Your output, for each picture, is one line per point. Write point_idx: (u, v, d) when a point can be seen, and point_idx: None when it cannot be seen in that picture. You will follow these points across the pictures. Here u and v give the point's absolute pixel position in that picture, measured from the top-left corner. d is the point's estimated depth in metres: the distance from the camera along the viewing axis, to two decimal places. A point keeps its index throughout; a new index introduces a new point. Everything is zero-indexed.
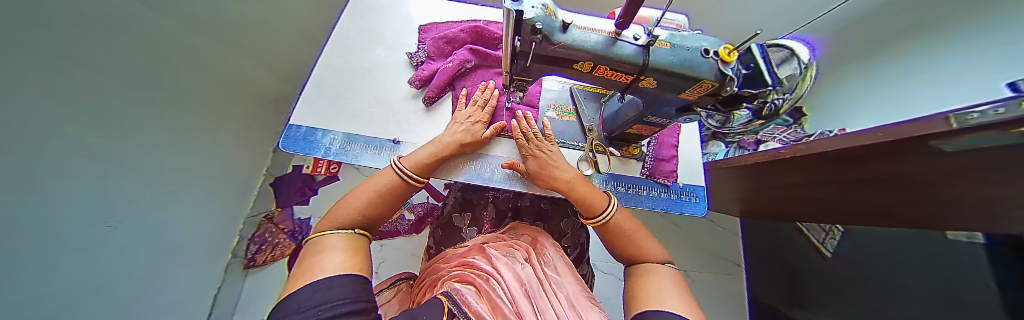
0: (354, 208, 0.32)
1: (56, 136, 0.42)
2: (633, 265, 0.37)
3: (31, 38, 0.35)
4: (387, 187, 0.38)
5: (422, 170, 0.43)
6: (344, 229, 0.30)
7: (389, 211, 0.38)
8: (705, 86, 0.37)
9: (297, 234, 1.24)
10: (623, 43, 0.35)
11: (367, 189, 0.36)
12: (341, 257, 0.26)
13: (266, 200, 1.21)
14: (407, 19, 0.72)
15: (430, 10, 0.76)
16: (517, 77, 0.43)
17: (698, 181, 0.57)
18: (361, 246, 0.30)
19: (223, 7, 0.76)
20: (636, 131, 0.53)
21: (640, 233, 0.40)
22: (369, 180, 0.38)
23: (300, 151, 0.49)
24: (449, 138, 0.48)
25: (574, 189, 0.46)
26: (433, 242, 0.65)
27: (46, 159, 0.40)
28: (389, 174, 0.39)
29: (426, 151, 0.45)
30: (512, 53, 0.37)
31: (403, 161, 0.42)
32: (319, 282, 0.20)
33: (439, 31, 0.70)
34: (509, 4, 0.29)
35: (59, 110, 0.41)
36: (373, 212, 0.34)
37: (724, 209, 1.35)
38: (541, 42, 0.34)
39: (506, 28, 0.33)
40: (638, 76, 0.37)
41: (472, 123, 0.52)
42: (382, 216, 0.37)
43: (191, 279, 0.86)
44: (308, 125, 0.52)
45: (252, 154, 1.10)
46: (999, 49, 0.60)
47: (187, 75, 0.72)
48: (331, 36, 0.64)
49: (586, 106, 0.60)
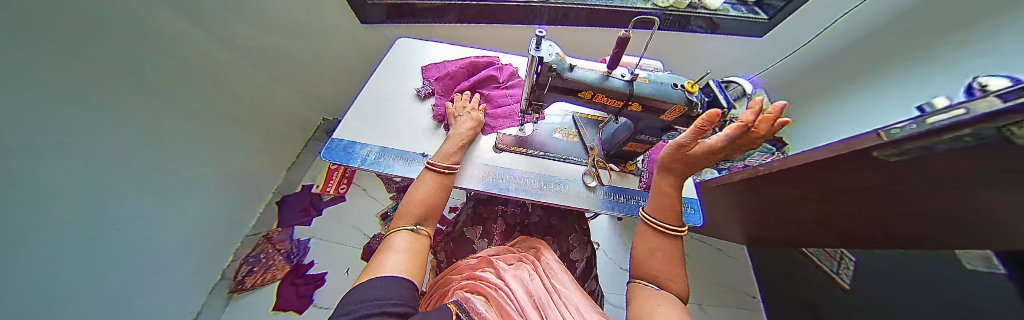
0: (418, 206, 0.42)
1: (43, 133, 0.44)
2: (652, 281, 0.36)
3: (42, 54, 0.40)
4: (438, 181, 0.48)
5: (453, 162, 0.52)
6: (411, 226, 0.40)
7: (439, 208, 0.46)
8: (677, 109, 0.47)
9: (293, 256, 1.19)
10: (612, 80, 0.45)
11: (423, 187, 0.46)
12: (400, 257, 0.34)
13: (270, 218, 1.25)
14: (419, 61, 0.84)
15: (429, 53, 0.86)
16: (533, 102, 0.51)
17: (692, 194, 0.63)
18: (416, 247, 0.37)
19: (248, 40, 0.88)
20: (631, 149, 0.59)
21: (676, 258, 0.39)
22: (421, 180, 0.47)
23: (338, 161, 0.55)
24: (463, 130, 0.57)
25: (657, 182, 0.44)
26: (443, 256, 0.66)
27: (24, 162, 0.41)
28: (430, 174, 0.48)
29: (452, 145, 0.54)
30: (531, 86, 0.47)
31: (434, 157, 0.51)
32: (378, 282, 0.27)
33: (440, 70, 0.79)
34: (533, 52, 0.40)
35: (51, 110, 0.44)
36: (428, 208, 0.43)
37: (729, 235, 1.35)
38: (555, 77, 0.44)
39: (527, 68, 0.43)
40: (627, 101, 0.46)
41: (469, 111, 0.61)
42: (438, 207, 0.45)
43: (163, 301, 0.82)
44: (348, 139, 0.60)
45: (249, 172, 1.13)
46: (935, 85, 0.68)
47: (189, 90, 0.77)
48: (375, 72, 0.77)
49: (587, 130, 0.66)
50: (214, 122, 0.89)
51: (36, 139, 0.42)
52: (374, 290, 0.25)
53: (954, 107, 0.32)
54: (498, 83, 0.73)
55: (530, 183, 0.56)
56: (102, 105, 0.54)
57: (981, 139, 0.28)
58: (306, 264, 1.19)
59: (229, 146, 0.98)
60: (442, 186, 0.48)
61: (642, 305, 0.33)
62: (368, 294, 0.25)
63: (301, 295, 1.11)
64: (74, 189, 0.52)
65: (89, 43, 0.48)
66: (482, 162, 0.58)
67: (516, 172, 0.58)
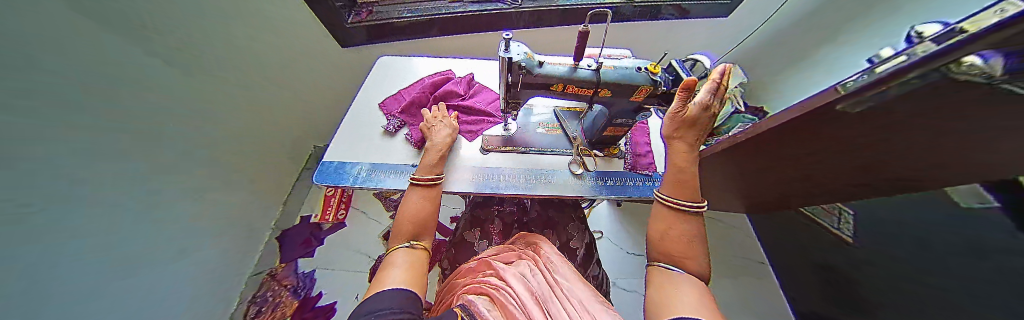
0: (409, 223, 0.43)
1: (42, 206, 0.44)
2: (665, 262, 0.37)
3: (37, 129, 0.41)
4: (426, 194, 0.48)
5: (434, 174, 0.52)
6: (408, 243, 0.41)
7: (432, 221, 0.46)
8: (644, 89, 0.48)
9: (299, 290, 1.18)
10: (581, 72, 0.46)
11: (412, 204, 0.46)
12: (401, 273, 0.35)
13: (271, 255, 1.23)
14: (381, 88, 0.80)
15: (383, 82, 0.82)
16: (510, 101, 0.51)
17: None
18: (416, 260, 0.39)
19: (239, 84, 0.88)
20: (612, 133, 0.59)
21: (691, 237, 0.38)
22: (413, 196, 0.47)
23: (330, 182, 0.57)
24: (442, 141, 0.56)
25: (671, 155, 0.44)
26: (447, 263, 0.68)
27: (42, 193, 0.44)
28: (415, 191, 0.48)
29: (432, 157, 0.53)
30: (505, 84, 0.48)
31: (418, 172, 0.51)
32: (381, 294, 0.28)
33: (399, 103, 0.74)
34: (502, 54, 0.43)
35: (48, 182, 0.45)
36: (420, 222, 0.44)
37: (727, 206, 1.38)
38: (526, 74, 0.45)
39: (499, 68, 0.45)
40: (596, 89, 0.47)
41: (443, 121, 0.60)
42: (431, 219, 0.46)
43: None
44: (338, 160, 0.61)
45: (248, 213, 1.12)
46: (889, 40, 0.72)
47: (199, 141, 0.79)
48: (359, 91, 0.78)
49: (569, 122, 0.68)
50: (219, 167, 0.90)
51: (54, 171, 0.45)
52: (376, 303, 0.27)
53: (897, 53, 0.32)
54: (463, 92, 0.74)
55: (520, 178, 0.58)
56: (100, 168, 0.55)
57: (928, 80, 0.27)
58: (314, 296, 1.17)
59: (230, 189, 0.98)
60: (430, 195, 0.48)
61: (659, 289, 0.34)
62: (373, 306, 0.26)
63: None
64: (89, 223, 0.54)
65: (92, 104, 0.50)
66: (475, 166, 0.60)
67: (505, 170, 0.60)
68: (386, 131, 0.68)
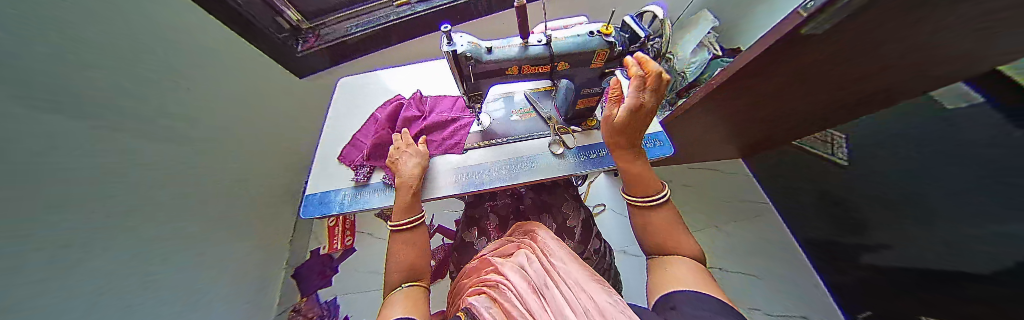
0: (399, 269, 0.42)
1: (119, 274, 0.48)
2: (659, 255, 0.35)
3: (102, 201, 0.45)
4: (409, 238, 0.46)
5: (411, 213, 0.48)
6: (405, 285, 0.41)
7: (422, 257, 0.45)
8: (602, 54, 0.43)
9: (327, 317, 1.21)
10: (533, 49, 0.39)
11: (396, 249, 0.45)
12: (400, 308, 0.35)
13: (291, 292, 1.22)
14: (340, 131, 0.72)
15: (337, 127, 0.73)
16: (472, 94, 0.47)
17: (656, 128, 0.60)
18: (416, 297, 0.38)
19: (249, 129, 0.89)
20: (584, 106, 0.55)
21: (671, 223, 0.38)
22: (393, 249, 0.45)
23: (319, 213, 0.56)
24: (411, 173, 0.51)
25: (625, 167, 0.43)
26: (453, 265, 0.69)
27: (121, 255, 0.49)
28: (397, 237, 0.46)
29: (405, 195, 0.49)
30: (460, 79, 0.43)
31: (395, 217, 0.48)
32: None
33: (361, 148, 0.66)
34: (444, 49, 0.38)
35: (122, 249, 0.49)
36: (410, 264, 0.43)
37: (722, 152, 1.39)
38: (476, 63, 0.40)
39: (449, 67, 0.41)
40: (552, 64, 0.41)
41: (407, 149, 0.54)
42: (420, 258, 0.45)
43: None
44: (321, 190, 0.60)
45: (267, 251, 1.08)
46: None
47: (229, 193, 0.83)
48: (328, 115, 0.76)
49: (541, 103, 0.67)
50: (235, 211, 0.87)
51: (126, 232, 0.50)
52: None
53: None
54: (417, 113, 0.67)
55: (503, 170, 0.57)
56: (160, 228, 0.58)
57: None
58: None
59: (252, 231, 0.97)
60: (407, 245, 0.45)
61: (658, 277, 0.31)
62: None
63: None
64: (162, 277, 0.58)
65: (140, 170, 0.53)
66: (455, 167, 0.59)
67: (488, 165, 0.58)
68: (359, 182, 0.61)
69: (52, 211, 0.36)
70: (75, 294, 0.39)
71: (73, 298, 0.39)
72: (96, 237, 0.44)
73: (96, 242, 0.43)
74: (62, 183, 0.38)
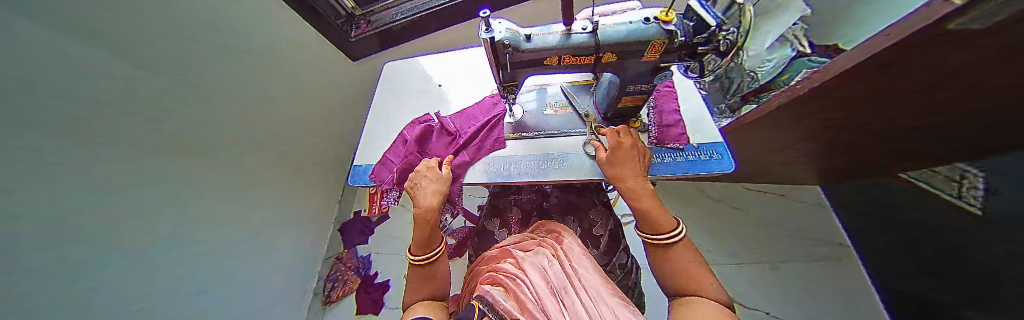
0: (416, 296, 0.38)
1: (183, 223, 0.57)
2: (681, 297, 0.29)
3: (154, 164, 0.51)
4: (427, 269, 0.42)
5: (428, 246, 0.44)
6: (424, 300, 0.38)
7: (442, 284, 0.42)
8: (657, 47, 0.34)
9: (362, 270, 1.38)
10: (576, 36, 0.33)
11: (415, 278, 0.42)
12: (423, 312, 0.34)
13: (336, 244, 1.41)
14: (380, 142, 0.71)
15: (375, 140, 0.72)
16: (507, 84, 0.44)
17: (716, 138, 0.51)
18: (436, 310, 0.36)
19: (300, 101, 0.99)
20: (627, 104, 0.49)
21: (692, 262, 0.32)
22: (414, 275, 0.42)
23: (363, 183, 0.64)
24: (431, 202, 0.47)
25: (636, 204, 0.41)
26: (473, 250, 0.72)
27: (183, 207, 0.58)
28: (415, 270, 0.42)
29: (422, 228, 0.44)
30: (496, 68, 0.39)
31: (414, 248, 0.44)
32: None
33: (390, 169, 0.62)
34: (483, 36, 0.34)
35: (184, 204, 0.57)
36: (429, 292, 0.39)
37: (803, 176, 1.12)
38: (514, 52, 0.36)
39: (487, 56, 0.37)
40: (597, 54, 0.35)
41: (428, 176, 0.51)
42: (439, 285, 0.41)
43: None
44: (366, 162, 0.68)
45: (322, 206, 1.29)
46: None
47: (286, 157, 0.96)
48: (375, 95, 0.83)
49: (579, 98, 0.62)
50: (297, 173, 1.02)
51: (187, 203, 0.58)
52: None
53: None
54: (451, 132, 0.60)
55: (530, 165, 0.55)
56: (223, 186, 0.68)
57: None
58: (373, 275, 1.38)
59: (315, 187, 1.13)
60: (424, 279, 0.41)
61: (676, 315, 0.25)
62: None
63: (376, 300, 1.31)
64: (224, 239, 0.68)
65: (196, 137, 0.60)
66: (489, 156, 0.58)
67: (516, 157, 0.57)
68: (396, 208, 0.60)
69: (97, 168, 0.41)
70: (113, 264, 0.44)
71: (110, 268, 0.43)
72: (152, 192, 0.51)
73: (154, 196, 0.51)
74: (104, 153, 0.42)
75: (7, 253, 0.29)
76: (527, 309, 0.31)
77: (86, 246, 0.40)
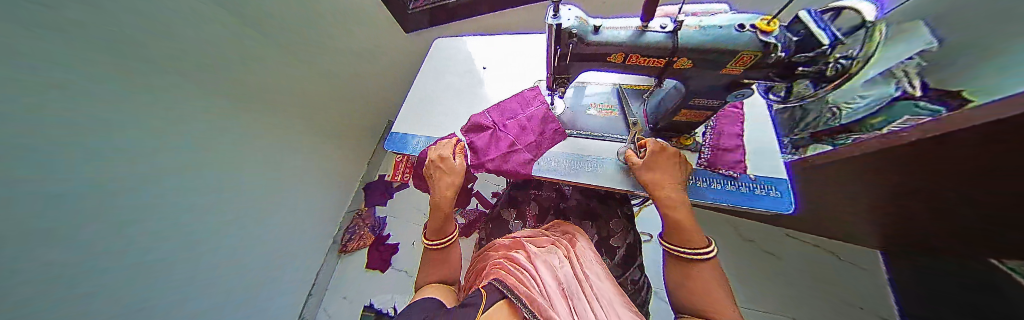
0: (426, 278, 0.41)
1: (212, 176, 0.62)
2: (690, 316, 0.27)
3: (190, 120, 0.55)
4: (438, 254, 0.44)
5: (442, 232, 0.45)
6: (434, 283, 0.40)
7: (451, 270, 0.44)
8: (744, 60, 0.30)
9: (376, 229, 1.47)
10: (651, 35, 0.31)
11: (429, 259, 0.44)
12: (434, 293, 0.36)
13: (360, 200, 1.51)
14: (432, 131, 0.70)
15: (425, 130, 0.71)
16: (559, 76, 0.43)
17: (780, 172, 0.45)
18: (444, 292, 0.38)
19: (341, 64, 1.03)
20: (685, 118, 0.45)
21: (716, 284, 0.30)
22: (427, 261, 0.44)
23: (397, 150, 0.67)
24: (448, 192, 0.45)
25: (667, 213, 0.37)
26: (483, 235, 0.73)
27: (215, 160, 0.63)
28: (429, 254, 0.44)
29: (438, 216, 0.45)
30: (553, 58, 0.38)
31: (429, 235, 0.45)
32: (410, 307, 0.31)
33: None
34: (549, 20, 0.32)
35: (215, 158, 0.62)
36: (437, 276, 0.41)
37: (877, 243, 0.93)
38: (578, 43, 0.33)
39: (546, 42, 0.35)
40: (671, 57, 0.32)
41: (441, 168, 0.47)
42: (448, 271, 0.43)
43: (301, 269, 1.14)
44: (403, 131, 0.71)
45: (349, 167, 1.38)
46: None
47: (310, 115, 1.00)
48: (421, 69, 0.86)
49: (628, 104, 0.58)
50: (317, 130, 1.07)
51: (196, 204, 0.60)
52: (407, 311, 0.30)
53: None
54: (490, 122, 0.54)
55: (563, 163, 0.52)
56: (248, 140, 0.73)
57: None
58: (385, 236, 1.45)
59: (333, 149, 1.20)
60: (436, 263, 0.43)
61: None
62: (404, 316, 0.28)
63: (383, 259, 1.37)
64: (230, 224, 0.71)
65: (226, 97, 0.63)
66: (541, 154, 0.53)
67: (553, 153, 0.54)
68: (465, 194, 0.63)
69: (139, 129, 0.44)
70: (109, 263, 0.45)
71: (110, 272, 0.45)
72: (185, 149, 0.55)
73: (187, 152, 0.55)
74: (150, 108, 0.46)
75: (8, 262, 0.30)
76: (537, 307, 0.30)
77: (88, 249, 0.41)
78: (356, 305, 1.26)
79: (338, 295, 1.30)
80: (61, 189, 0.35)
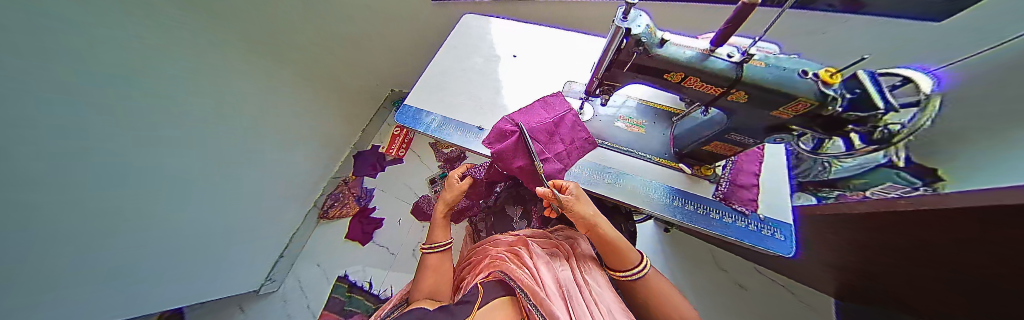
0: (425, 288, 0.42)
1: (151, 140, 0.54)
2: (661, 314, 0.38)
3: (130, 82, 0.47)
4: (438, 263, 0.46)
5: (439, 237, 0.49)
6: (429, 298, 0.41)
7: (447, 282, 0.45)
8: (798, 106, 0.31)
9: (361, 200, 1.40)
10: (716, 61, 0.31)
11: (428, 266, 0.45)
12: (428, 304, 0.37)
13: (348, 168, 1.45)
14: (449, 112, 0.66)
15: (442, 109, 0.67)
16: (605, 81, 0.42)
17: (787, 217, 0.47)
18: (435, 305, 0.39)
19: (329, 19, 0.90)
20: (712, 150, 0.47)
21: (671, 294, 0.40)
22: (426, 268, 0.45)
23: (408, 125, 0.64)
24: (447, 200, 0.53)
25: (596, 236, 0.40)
26: (485, 226, 0.74)
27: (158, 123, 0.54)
28: (432, 259, 0.46)
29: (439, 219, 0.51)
30: (610, 63, 0.37)
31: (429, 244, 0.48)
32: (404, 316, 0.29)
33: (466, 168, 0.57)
34: (619, 23, 0.29)
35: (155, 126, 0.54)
36: (433, 287, 0.42)
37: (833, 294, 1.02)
38: (642, 54, 0.33)
39: (607, 44, 0.34)
40: (727, 89, 0.32)
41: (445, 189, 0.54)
42: (444, 285, 0.44)
43: (273, 232, 1.09)
44: (416, 106, 0.67)
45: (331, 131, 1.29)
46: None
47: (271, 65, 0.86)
48: (444, 44, 0.81)
49: (656, 124, 0.58)
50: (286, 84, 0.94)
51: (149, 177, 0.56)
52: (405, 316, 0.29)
53: None
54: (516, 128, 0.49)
55: (593, 174, 0.53)
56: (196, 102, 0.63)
57: None
58: (370, 208, 1.39)
59: (298, 104, 1.05)
60: (435, 270, 0.45)
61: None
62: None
63: (365, 232, 1.32)
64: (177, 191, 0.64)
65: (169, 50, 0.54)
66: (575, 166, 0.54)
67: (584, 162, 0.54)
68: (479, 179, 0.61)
69: (78, 89, 0.38)
70: (82, 247, 0.47)
71: (73, 245, 0.45)
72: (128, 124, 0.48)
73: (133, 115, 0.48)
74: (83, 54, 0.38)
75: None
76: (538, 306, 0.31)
77: (57, 217, 0.40)
78: (328, 275, 1.22)
79: (312, 261, 1.26)
80: (53, 204, 0.39)
